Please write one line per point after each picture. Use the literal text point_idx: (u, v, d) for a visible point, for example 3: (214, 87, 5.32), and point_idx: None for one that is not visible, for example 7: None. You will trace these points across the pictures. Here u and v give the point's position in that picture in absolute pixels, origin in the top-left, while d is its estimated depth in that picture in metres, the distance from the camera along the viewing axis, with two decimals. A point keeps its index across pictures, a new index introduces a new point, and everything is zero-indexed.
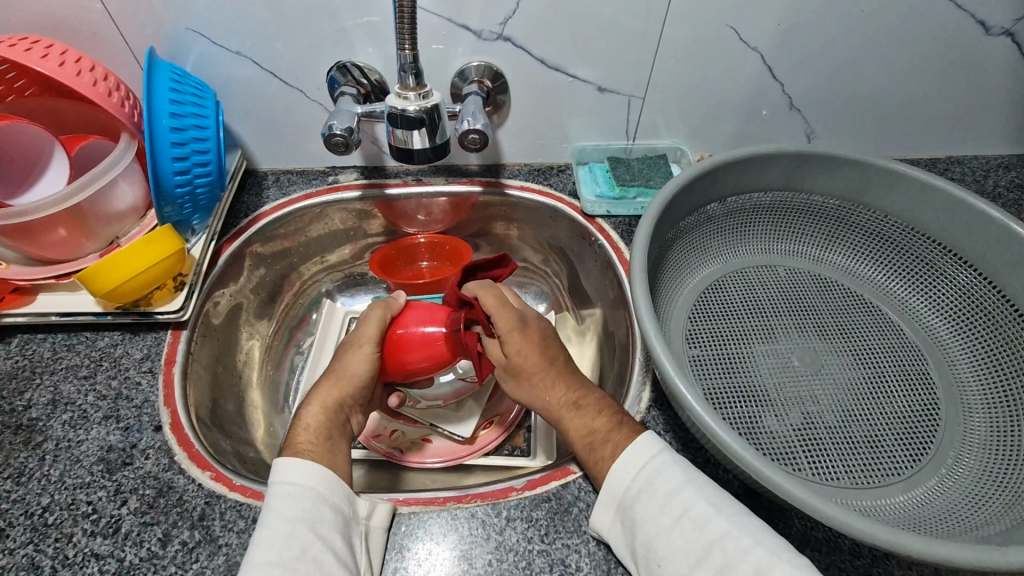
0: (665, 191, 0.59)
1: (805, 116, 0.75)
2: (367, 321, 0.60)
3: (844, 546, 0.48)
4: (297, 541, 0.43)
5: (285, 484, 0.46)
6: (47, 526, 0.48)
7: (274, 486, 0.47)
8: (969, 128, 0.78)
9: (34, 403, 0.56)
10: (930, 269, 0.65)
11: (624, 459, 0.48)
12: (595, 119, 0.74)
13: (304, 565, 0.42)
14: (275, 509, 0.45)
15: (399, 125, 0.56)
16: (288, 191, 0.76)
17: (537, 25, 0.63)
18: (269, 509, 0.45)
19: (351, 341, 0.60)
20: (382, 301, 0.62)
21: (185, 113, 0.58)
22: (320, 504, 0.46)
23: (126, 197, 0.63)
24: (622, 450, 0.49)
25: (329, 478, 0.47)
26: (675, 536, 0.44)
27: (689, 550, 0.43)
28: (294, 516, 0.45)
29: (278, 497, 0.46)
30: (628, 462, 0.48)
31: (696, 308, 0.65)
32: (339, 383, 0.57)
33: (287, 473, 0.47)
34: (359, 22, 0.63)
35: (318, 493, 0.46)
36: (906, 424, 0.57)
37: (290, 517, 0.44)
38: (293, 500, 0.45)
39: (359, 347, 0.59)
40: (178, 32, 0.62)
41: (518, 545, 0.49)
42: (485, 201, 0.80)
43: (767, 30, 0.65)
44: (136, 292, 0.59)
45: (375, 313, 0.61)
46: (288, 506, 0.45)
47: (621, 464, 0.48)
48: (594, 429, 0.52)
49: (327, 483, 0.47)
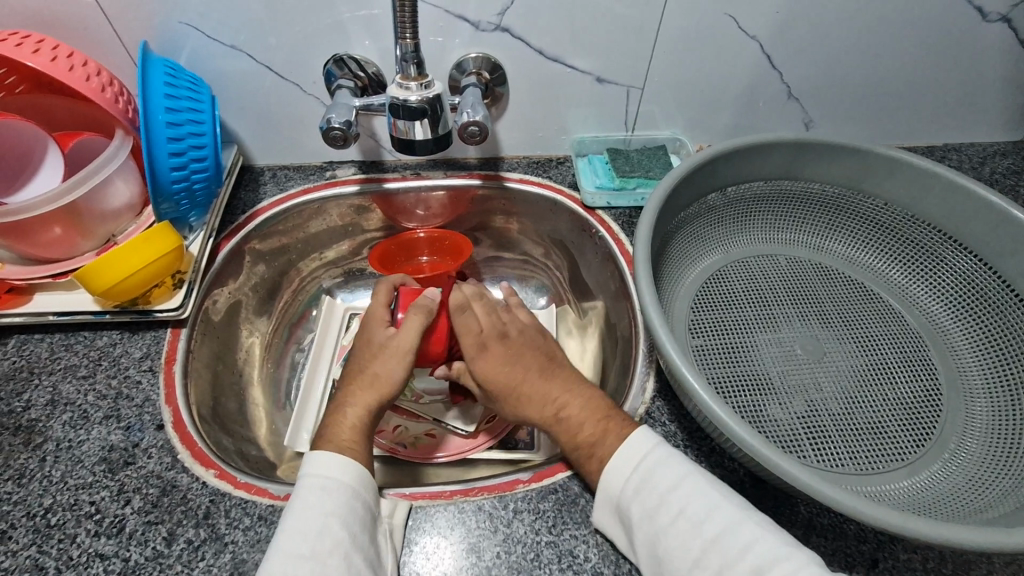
0: (665, 180, 0.59)
1: (804, 105, 0.75)
2: (407, 329, 0.57)
3: (850, 531, 0.49)
4: (328, 534, 0.43)
5: (312, 475, 0.47)
6: (50, 527, 0.48)
7: (308, 479, 0.47)
8: (965, 116, 0.78)
9: (33, 404, 0.55)
10: (930, 255, 0.65)
11: (621, 454, 0.48)
12: (593, 111, 0.74)
13: (334, 561, 0.42)
14: (309, 501, 0.45)
15: (401, 116, 0.56)
16: (286, 187, 0.76)
17: (534, 16, 0.63)
18: (300, 500, 0.45)
19: (387, 346, 0.56)
20: (421, 304, 0.59)
21: (180, 108, 0.57)
22: (354, 501, 0.46)
23: (121, 194, 0.62)
24: (619, 448, 0.49)
25: (355, 468, 0.48)
26: (673, 531, 0.44)
27: (690, 545, 0.43)
28: (329, 511, 0.44)
29: (311, 489, 0.46)
30: (637, 446, 0.48)
31: (697, 298, 0.65)
32: (379, 390, 0.54)
33: (312, 464, 0.47)
34: (356, 15, 0.62)
35: (353, 490, 0.46)
36: (908, 410, 0.57)
37: (320, 510, 0.44)
38: (329, 494, 0.45)
39: (397, 355, 0.56)
40: (172, 26, 0.61)
41: (526, 537, 0.49)
42: (484, 194, 0.79)
43: (765, 18, 0.65)
44: (135, 290, 0.58)
45: (414, 320, 0.57)
46: (320, 499, 0.45)
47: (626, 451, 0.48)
48: (589, 438, 0.51)
49: (358, 479, 0.47)
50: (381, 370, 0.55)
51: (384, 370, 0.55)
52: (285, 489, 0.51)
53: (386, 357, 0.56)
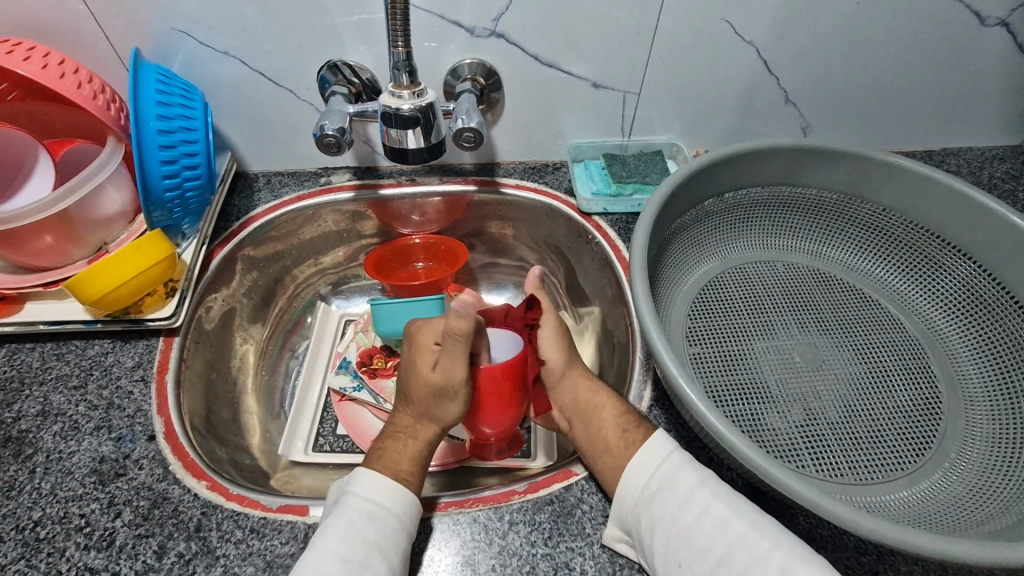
0: (662, 187, 0.59)
1: (801, 110, 0.75)
2: (450, 359, 0.52)
3: (849, 543, 0.48)
4: (367, 565, 0.42)
5: (363, 498, 0.46)
6: (39, 540, 0.47)
7: (359, 501, 0.46)
8: (963, 120, 0.78)
9: (24, 414, 0.54)
10: (930, 261, 0.64)
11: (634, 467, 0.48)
12: (589, 116, 0.74)
13: None
14: (356, 527, 0.45)
15: (393, 125, 0.55)
16: (281, 193, 0.75)
17: (529, 22, 0.62)
18: (347, 524, 0.45)
19: (434, 378, 0.53)
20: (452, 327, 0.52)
21: (173, 115, 0.57)
22: (397, 532, 0.45)
23: (113, 202, 0.61)
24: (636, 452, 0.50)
25: (403, 498, 0.47)
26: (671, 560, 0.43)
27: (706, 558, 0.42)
28: (372, 539, 0.44)
29: (358, 513, 0.46)
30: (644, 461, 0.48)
31: (695, 305, 0.65)
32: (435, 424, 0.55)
33: (360, 484, 0.48)
34: (350, 20, 0.62)
35: (399, 520, 0.46)
36: (907, 418, 0.57)
37: (362, 537, 0.44)
38: (376, 522, 0.45)
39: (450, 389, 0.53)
40: (164, 32, 0.61)
41: (522, 550, 0.48)
42: (480, 200, 0.79)
43: (762, 23, 0.64)
44: (127, 299, 0.58)
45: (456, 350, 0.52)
46: (367, 525, 0.45)
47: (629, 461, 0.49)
48: (612, 449, 0.51)
49: (405, 510, 0.47)
50: (436, 406, 0.54)
51: (440, 407, 0.54)
52: (277, 501, 0.51)
53: (435, 390, 0.54)
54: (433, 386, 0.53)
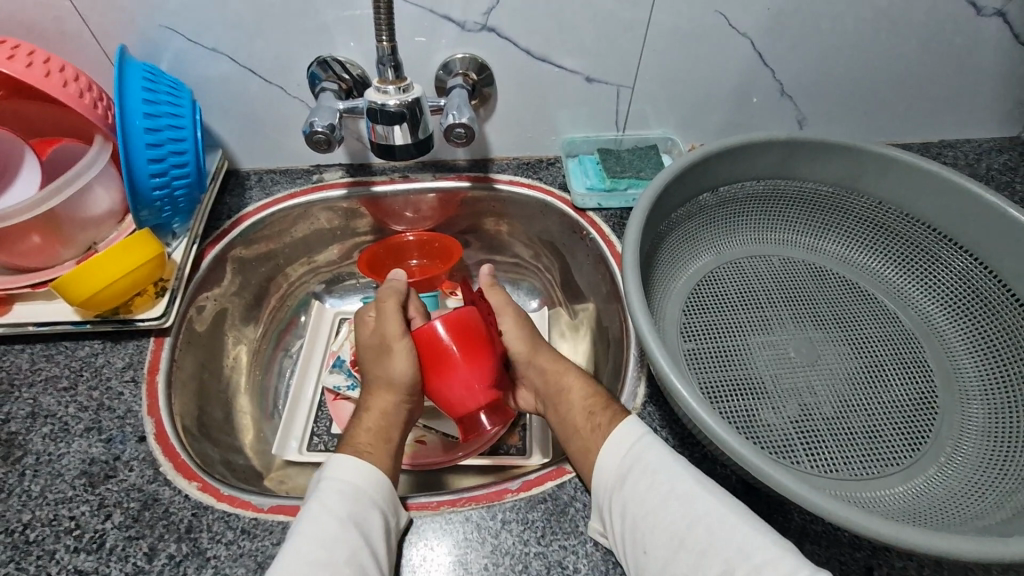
0: (655, 181, 0.58)
1: (796, 102, 0.74)
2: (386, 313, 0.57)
3: (844, 539, 0.48)
4: (342, 540, 0.43)
5: (333, 480, 0.48)
6: (28, 543, 0.47)
7: (327, 482, 0.48)
8: (961, 112, 0.77)
9: (13, 416, 0.54)
10: (925, 255, 0.64)
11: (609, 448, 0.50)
12: (583, 111, 0.73)
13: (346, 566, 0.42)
14: (329, 505, 0.46)
15: (379, 121, 0.55)
16: (271, 191, 0.75)
17: (520, 16, 0.62)
18: (319, 503, 0.46)
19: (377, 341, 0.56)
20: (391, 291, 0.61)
21: (160, 113, 0.56)
22: (369, 506, 0.46)
23: (101, 202, 0.61)
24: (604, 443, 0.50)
25: (372, 474, 0.49)
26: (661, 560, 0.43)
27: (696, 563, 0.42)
28: (344, 516, 0.45)
29: (329, 495, 0.47)
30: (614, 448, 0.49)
31: (689, 300, 0.64)
32: (390, 388, 0.55)
33: (331, 468, 0.49)
34: (340, 16, 0.61)
35: (370, 497, 0.47)
36: (903, 412, 0.56)
37: (335, 516, 0.45)
38: (345, 498, 0.46)
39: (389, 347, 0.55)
40: (152, 29, 0.60)
41: (514, 548, 0.48)
42: (474, 196, 0.78)
43: (756, 15, 0.64)
44: (116, 299, 0.57)
45: (390, 305, 0.58)
46: (339, 503, 0.46)
47: (608, 452, 0.49)
48: None
49: (375, 486, 0.48)
50: (383, 365, 0.56)
51: (383, 364, 0.56)
52: (268, 501, 0.50)
53: (381, 344, 0.56)
54: (376, 346, 0.57)
